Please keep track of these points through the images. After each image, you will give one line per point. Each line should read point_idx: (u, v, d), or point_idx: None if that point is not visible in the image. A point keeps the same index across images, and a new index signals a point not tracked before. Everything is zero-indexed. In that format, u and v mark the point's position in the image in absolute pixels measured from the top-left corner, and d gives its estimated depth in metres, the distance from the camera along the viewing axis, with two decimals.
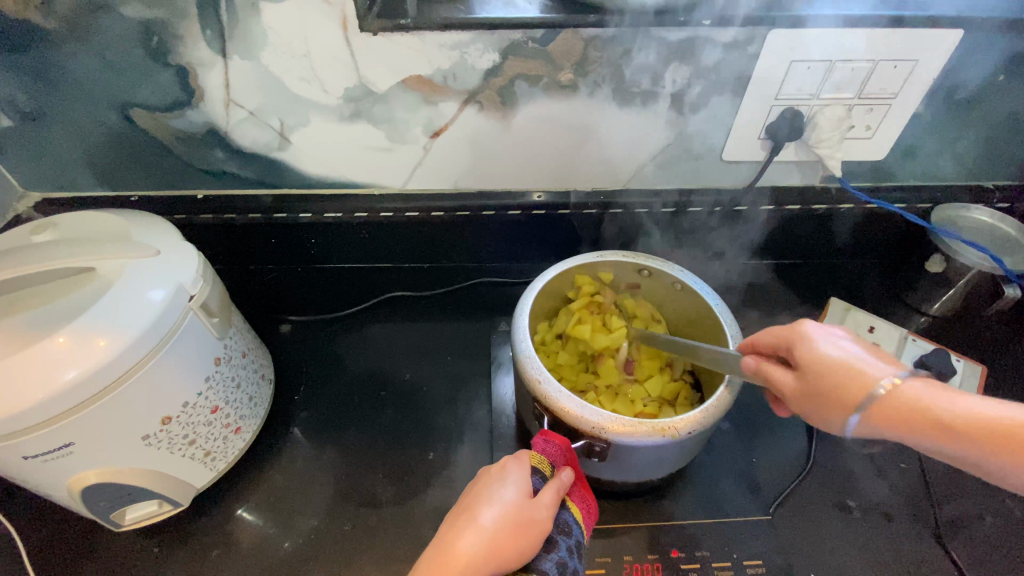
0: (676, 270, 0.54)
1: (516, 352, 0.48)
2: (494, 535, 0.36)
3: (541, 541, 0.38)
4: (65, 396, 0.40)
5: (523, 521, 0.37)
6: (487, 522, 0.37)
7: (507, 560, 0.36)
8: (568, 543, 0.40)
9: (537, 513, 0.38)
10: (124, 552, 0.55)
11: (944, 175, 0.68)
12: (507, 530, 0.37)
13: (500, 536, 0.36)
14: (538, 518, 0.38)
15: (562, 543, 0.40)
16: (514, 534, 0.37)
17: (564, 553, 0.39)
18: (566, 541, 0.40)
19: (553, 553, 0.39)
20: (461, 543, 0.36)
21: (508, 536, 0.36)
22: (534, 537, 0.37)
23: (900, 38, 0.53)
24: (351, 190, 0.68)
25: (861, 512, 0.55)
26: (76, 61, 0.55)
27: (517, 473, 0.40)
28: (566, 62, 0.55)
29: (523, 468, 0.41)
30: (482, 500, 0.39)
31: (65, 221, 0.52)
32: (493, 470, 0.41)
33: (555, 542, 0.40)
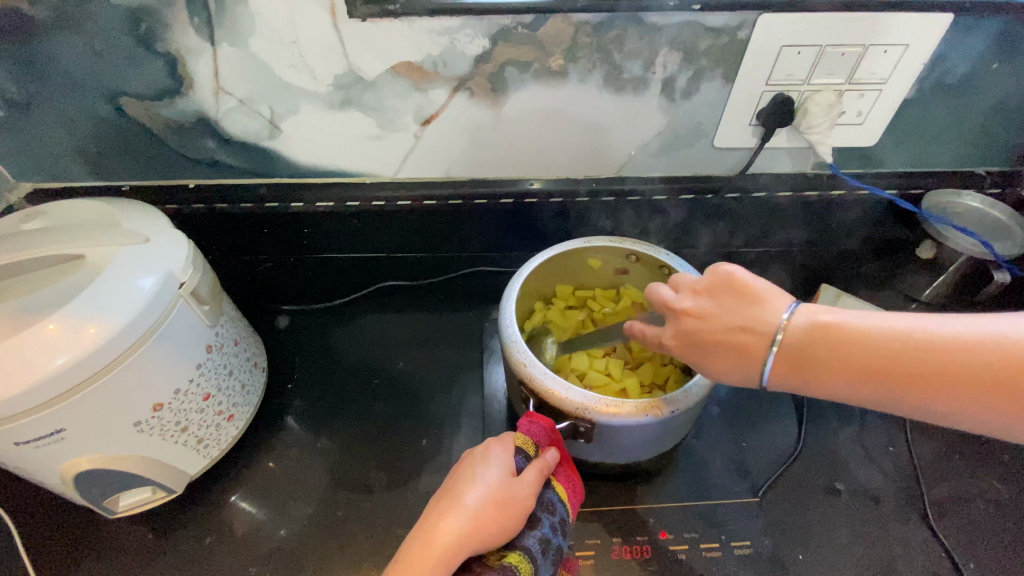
0: (662, 254, 0.53)
1: (503, 338, 0.49)
2: (476, 515, 0.37)
3: (523, 519, 0.39)
4: (55, 381, 0.40)
5: (505, 501, 0.38)
6: (469, 501, 0.38)
7: (488, 537, 0.37)
8: (552, 521, 0.41)
9: (519, 493, 0.39)
10: (119, 539, 0.56)
11: (935, 161, 0.68)
12: (489, 509, 0.37)
13: (482, 514, 0.37)
14: (520, 496, 0.39)
15: (547, 520, 0.41)
16: (496, 513, 0.37)
17: (547, 530, 0.40)
18: (550, 518, 0.41)
19: (536, 530, 0.40)
20: (443, 524, 0.37)
21: (490, 515, 0.37)
22: (516, 515, 0.38)
23: (890, 23, 0.53)
24: (343, 178, 0.68)
25: (849, 494, 0.56)
26: (63, 49, 0.54)
27: (500, 454, 0.41)
28: (556, 48, 0.55)
29: (506, 449, 0.41)
30: (465, 480, 0.39)
31: (55, 209, 0.52)
32: (477, 451, 0.41)
33: (539, 520, 0.41)
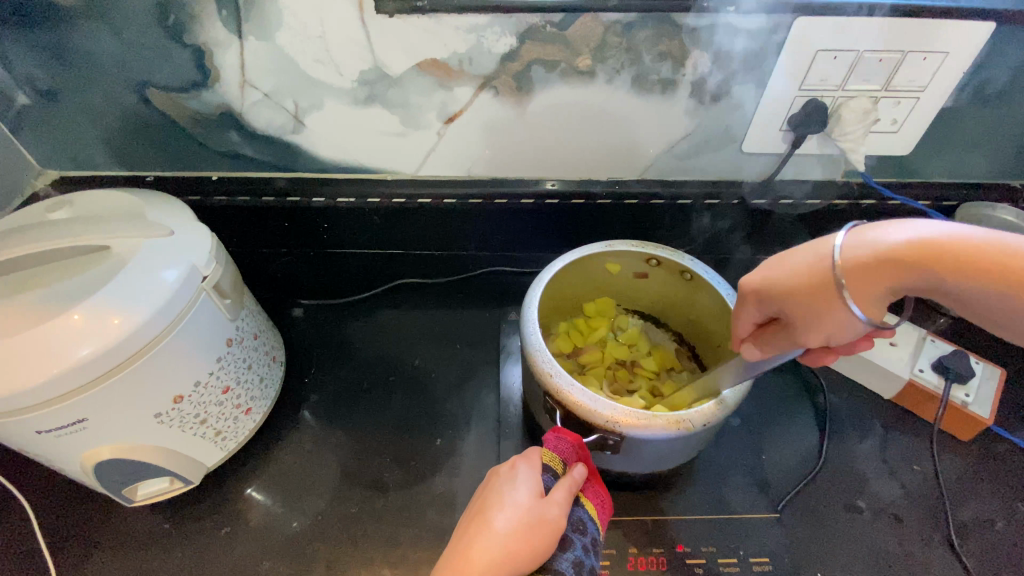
0: (685, 260, 0.52)
1: (525, 346, 0.47)
2: (506, 539, 0.35)
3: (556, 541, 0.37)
4: (78, 372, 0.40)
5: (535, 521, 0.37)
6: (501, 525, 0.36)
7: (522, 563, 0.35)
8: (583, 541, 0.40)
9: (549, 513, 0.37)
10: (136, 526, 0.56)
11: (972, 173, 0.66)
12: (519, 532, 0.36)
13: (516, 538, 0.36)
14: (551, 517, 0.37)
15: (578, 541, 0.39)
16: (526, 535, 0.36)
17: (579, 551, 0.39)
18: (580, 538, 0.39)
19: (569, 553, 0.38)
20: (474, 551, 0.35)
21: (521, 538, 0.36)
22: (548, 537, 0.36)
23: (932, 29, 0.52)
24: (364, 174, 0.68)
25: (871, 513, 0.54)
26: (92, 38, 0.55)
27: (528, 472, 0.39)
28: (584, 47, 0.54)
29: (531, 466, 0.40)
30: (494, 502, 0.38)
31: (82, 200, 0.52)
32: (503, 470, 0.40)
33: (571, 541, 0.39)
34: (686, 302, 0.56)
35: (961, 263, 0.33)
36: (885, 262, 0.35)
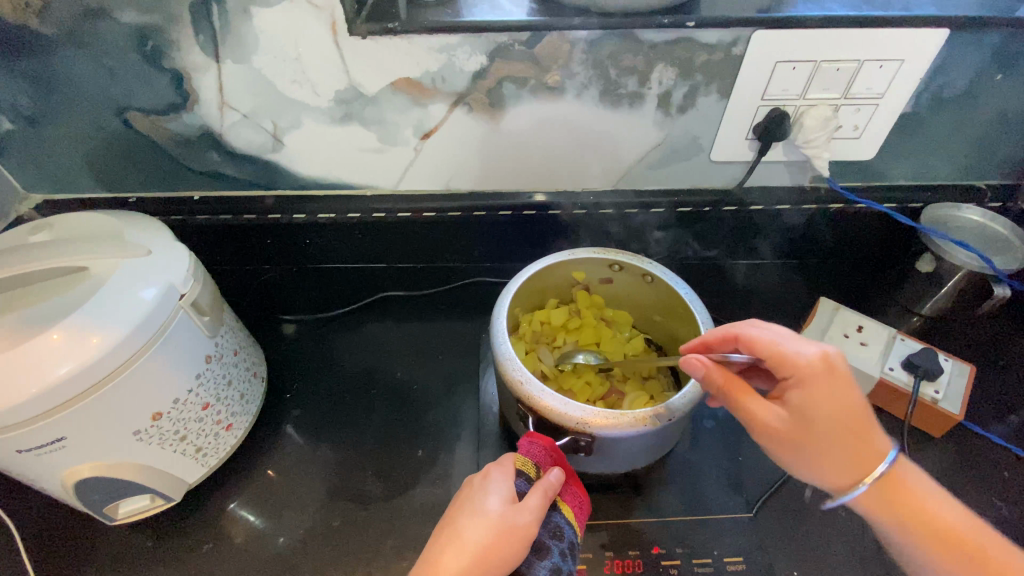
0: (647, 263, 0.54)
1: (496, 355, 0.48)
2: (474, 551, 0.37)
3: (527, 546, 0.38)
4: (57, 391, 0.41)
5: (505, 532, 0.38)
6: (471, 535, 0.37)
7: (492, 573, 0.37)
8: (560, 547, 0.41)
9: (521, 521, 0.38)
10: (119, 546, 0.56)
11: (935, 176, 0.68)
12: (489, 543, 0.37)
13: (485, 546, 0.37)
14: (522, 525, 0.38)
15: (554, 547, 0.40)
16: (495, 545, 0.37)
17: (554, 558, 0.40)
18: (557, 544, 0.40)
19: (546, 560, 0.40)
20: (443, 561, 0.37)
21: (490, 549, 0.37)
22: (518, 547, 0.37)
23: (884, 39, 0.54)
24: (344, 190, 0.69)
25: (845, 511, 0.55)
26: (73, 65, 0.56)
27: (500, 480, 0.40)
28: (552, 64, 0.56)
29: (505, 474, 0.41)
30: (465, 511, 0.39)
31: (61, 222, 0.53)
32: (477, 479, 0.41)
33: (547, 547, 0.40)
34: (653, 306, 0.58)
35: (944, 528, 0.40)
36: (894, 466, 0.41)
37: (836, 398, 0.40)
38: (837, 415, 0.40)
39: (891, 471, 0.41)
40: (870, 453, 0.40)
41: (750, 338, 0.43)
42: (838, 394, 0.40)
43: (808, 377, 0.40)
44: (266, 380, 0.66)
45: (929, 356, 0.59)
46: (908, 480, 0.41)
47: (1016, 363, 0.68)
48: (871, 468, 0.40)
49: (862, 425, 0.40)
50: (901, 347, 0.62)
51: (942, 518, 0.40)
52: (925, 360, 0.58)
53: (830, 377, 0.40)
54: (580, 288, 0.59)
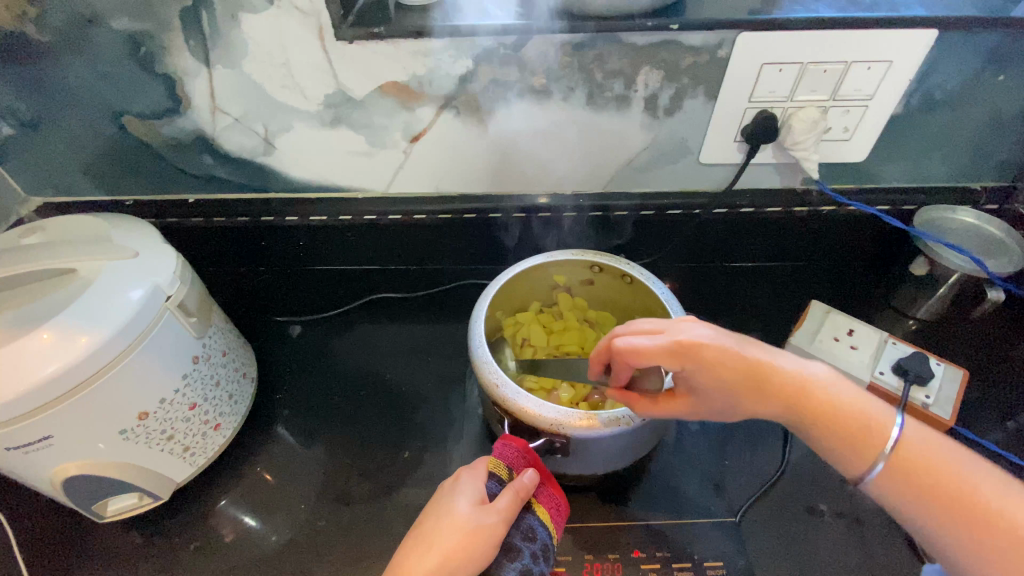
0: (625, 265, 0.54)
1: (474, 359, 0.49)
2: (441, 553, 0.37)
3: (495, 547, 0.39)
4: (41, 390, 0.41)
5: (474, 534, 0.38)
6: (438, 537, 0.38)
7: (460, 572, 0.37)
8: (532, 549, 0.41)
9: (487, 522, 0.39)
10: (111, 543, 0.57)
11: (928, 177, 0.67)
12: (457, 545, 0.38)
13: (450, 548, 0.38)
14: (491, 525, 0.39)
15: (526, 549, 0.41)
16: (461, 546, 0.38)
17: (526, 559, 0.40)
18: (529, 546, 0.41)
19: (517, 561, 0.40)
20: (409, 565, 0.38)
21: (458, 551, 0.38)
22: (487, 547, 0.38)
23: (872, 40, 0.53)
24: (335, 193, 0.70)
25: (832, 516, 0.55)
26: (67, 70, 0.57)
27: (470, 482, 0.41)
28: (538, 67, 0.56)
29: (476, 477, 0.41)
30: (436, 515, 0.40)
31: (54, 224, 0.54)
32: (447, 483, 0.42)
33: (520, 550, 0.41)
34: (632, 309, 0.58)
35: (964, 503, 0.36)
36: (855, 420, 0.39)
37: (727, 372, 0.41)
38: (737, 382, 0.41)
39: (846, 416, 0.40)
40: (776, 396, 0.40)
41: (621, 355, 0.42)
42: (727, 365, 0.41)
43: (700, 360, 0.41)
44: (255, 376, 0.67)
45: (920, 360, 0.58)
46: (896, 441, 0.38)
47: (1011, 370, 0.67)
48: (803, 414, 0.40)
49: (754, 374, 0.41)
50: (892, 350, 0.62)
51: (961, 481, 0.37)
52: (915, 364, 0.58)
53: (710, 355, 0.41)
54: (562, 291, 0.59)
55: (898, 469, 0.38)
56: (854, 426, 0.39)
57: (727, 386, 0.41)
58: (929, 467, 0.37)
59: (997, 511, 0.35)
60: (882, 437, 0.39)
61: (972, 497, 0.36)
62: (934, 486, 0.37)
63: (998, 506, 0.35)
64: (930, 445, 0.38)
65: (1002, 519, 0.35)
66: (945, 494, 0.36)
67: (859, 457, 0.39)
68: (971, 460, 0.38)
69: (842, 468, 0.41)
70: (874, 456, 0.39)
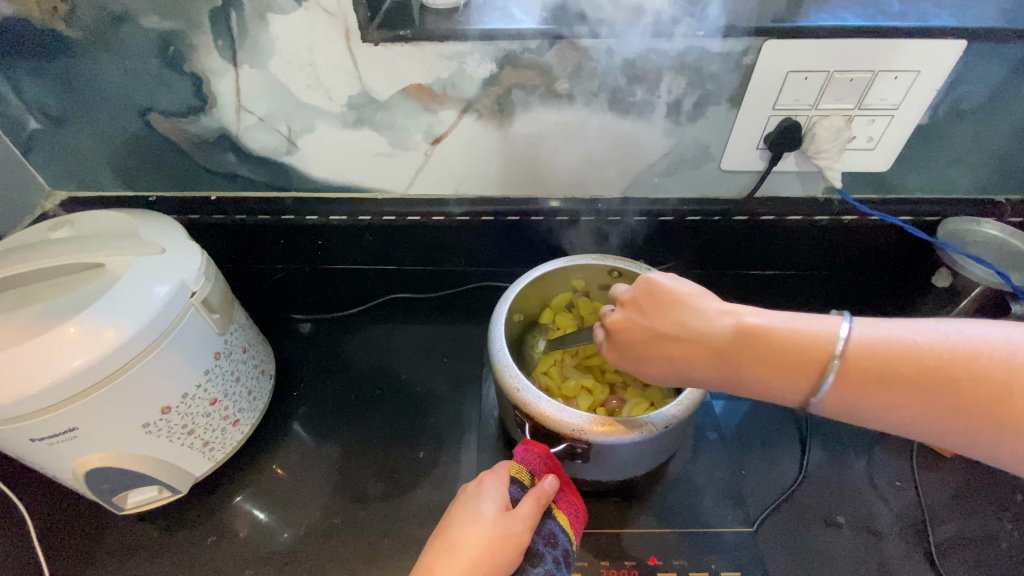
0: (646, 270, 0.54)
1: (494, 362, 0.49)
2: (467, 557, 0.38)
3: (521, 554, 0.39)
4: (68, 383, 0.42)
5: (499, 540, 0.39)
6: (464, 544, 0.38)
7: None
8: (554, 555, 0.41)
9: (513, 529, 0.39)
10: (128, 535, 0.58)
11: (952, 189, 0.66)
12: (483, 550, 0.38)
13: (477, 555, 0.38)
14: (517, 532, 0.39)
15: (548, 554, 0.41)
16: (488, 553, 0.38)
17: (548, 565, 0.41)
18: (551, 551, 0.41)
19: (539, 567, 0.40)
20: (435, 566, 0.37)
21: (485, 556, 0.38)
22: (512, 553, 0.38)
23: (900, 50, 0.53)
24: (354, 193, 0.70)
25: (850, 529, 0.55)
26: (98, 67, 0.58)
27: (494, 488, 0.41)
28: (562, 72, 0.56)
29: (499, 482, 0.42)
30: (460, 520, 0.40)
31: (82, 219, 0.55)
32: (470, 487, 0.42)
33: (541, 554, 0.41)
34: None
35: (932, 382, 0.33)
36: (781, 358, 0.38)
37: (630, 357, 0.45)
38: (645, 363, 0.44)
39: (760, 354, 0.38)
40: (707, 359, 0.41)
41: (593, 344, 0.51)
42: (628, 349, 0.45)
43: (609, 352, 0.46)
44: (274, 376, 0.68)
45: None
46: (828, 355, 0.36)
47: None
48: (729, 377, 0.40)
49: (674, 349, 0.42)
50: None
51: (913, 363, 0.34)
52: None
53: (615, 347, 0.46)
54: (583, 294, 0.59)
55: (812, 380, 0.37)
56: (789, 362, 0.38)
57: (636, 364, 0.45)
58: (895, 364, 0.34)
59: (982, 376, 0.32)
60: (820, 349, 0.37)
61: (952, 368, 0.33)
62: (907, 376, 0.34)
63: (989, 373, 0.32)
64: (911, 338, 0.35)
65: (987, 379, 0.32)
66: (928, 375, 0.33)
67: (801, 386, 0.38)
68: (962, 338, 0.33)
69: (819, 408, 0.38)
70: (795, 381, 0.38)
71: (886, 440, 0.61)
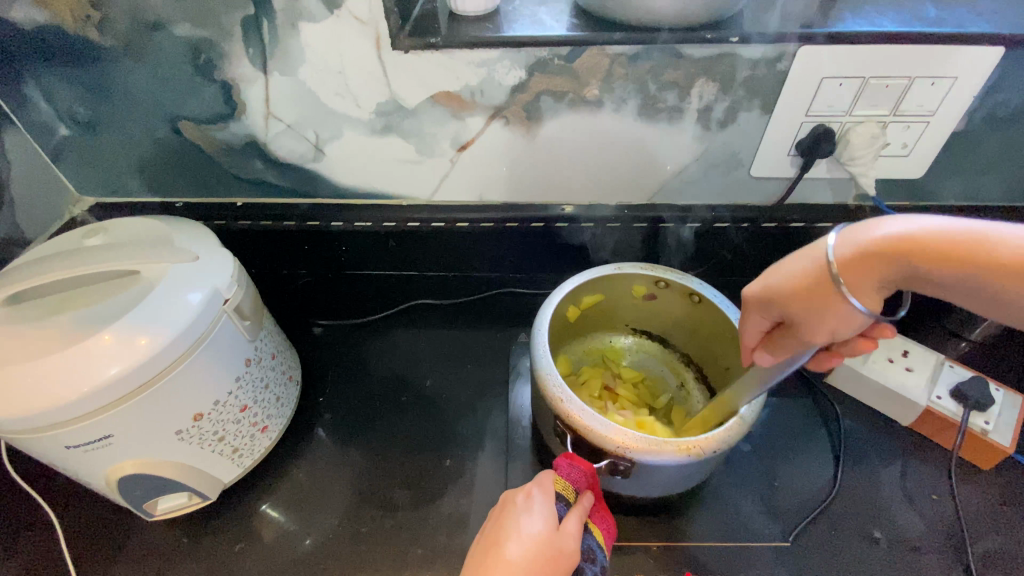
0: (692, 283, 0.54)
1: (535, 369, 0.50)
2: (519, 569, 0.37)
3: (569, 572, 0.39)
4: (105, 390, 0.42)
5: (549, 554, 0.38)
6: (514, 557, 0.37)
7: None
8: (593, 570, 0.42)
9: (566, 546, 0.39)
10: (158, 540, 0.58)
11: (987, 197, 0.65)
12: (536, 565, 0.37)
13: (528, 569, 0.37)
14: (567, 550, 0.39)
15: (590, 570, 0.41)
16: (541, 568, 0.37)
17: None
18: (591, 567, 0.41)
19: None
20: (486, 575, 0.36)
21: (537, 570, 0.37)
22: (562, 570, 0.38)
23: (938, 56, 0.52)
24: (380, 199, 0.70)
25: (888, 544, 0.54)
26: (129, 75, 0.58)
27: (543, 502, 0.41)
28: (591, 78, 0.56)
29: (549, 495, 0.41)
30: (507, 532, 0.39)
31: (114, 227, 0.56)
32: (519, 499, 0.41)
33: (583, 570, 0.41)
34: (692, 324, 0.58)
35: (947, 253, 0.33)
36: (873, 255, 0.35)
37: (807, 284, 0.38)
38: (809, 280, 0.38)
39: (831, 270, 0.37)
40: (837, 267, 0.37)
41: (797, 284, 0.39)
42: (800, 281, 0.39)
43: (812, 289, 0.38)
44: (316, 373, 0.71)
45: (980, 385, 0.56)
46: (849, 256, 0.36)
47: None
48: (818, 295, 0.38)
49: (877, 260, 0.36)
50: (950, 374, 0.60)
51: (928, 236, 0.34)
52: (976, 390, 0.56)
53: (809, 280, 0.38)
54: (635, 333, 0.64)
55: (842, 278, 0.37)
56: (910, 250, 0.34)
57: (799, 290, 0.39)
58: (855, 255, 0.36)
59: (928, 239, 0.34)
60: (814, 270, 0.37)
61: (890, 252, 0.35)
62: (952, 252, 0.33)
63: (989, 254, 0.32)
64: (893, 231, 0.35)
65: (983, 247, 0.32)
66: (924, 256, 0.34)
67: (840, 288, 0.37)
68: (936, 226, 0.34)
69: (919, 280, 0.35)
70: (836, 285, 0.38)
71: (921, 452, 0.60)
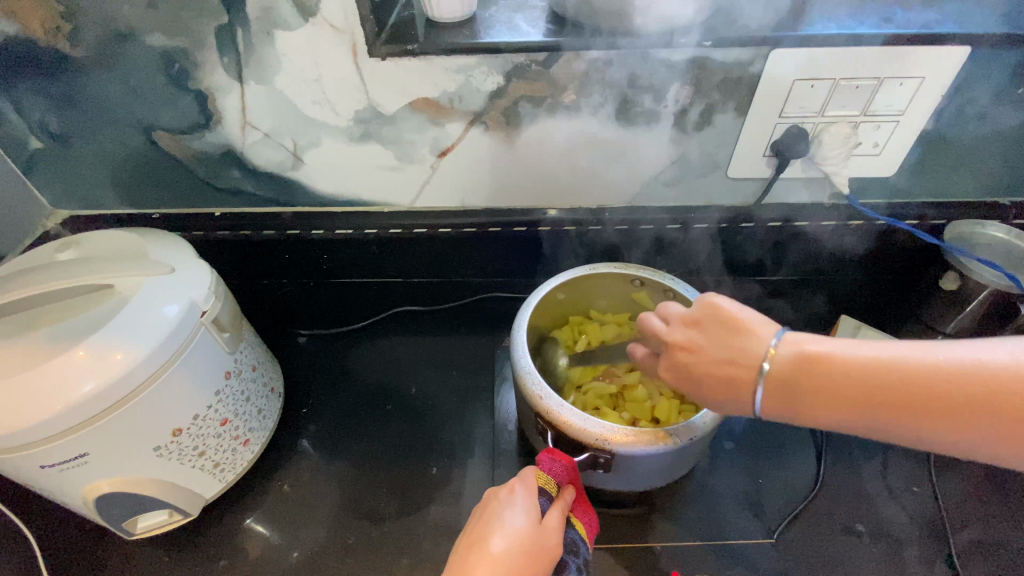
0: (668, 279, 0.55)
1: (517, 369, 0.50)
2: (507, 565, 0.37)
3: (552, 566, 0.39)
4: (80, 408, 0.41)
5: (535, 550, 0.39)
6: (500, 551, 0.37)
7: None
8: (576, 563, 0.42)
9: (548, 541, 0.39)
10: (138, 559, 0.57)
11: (958, 192, 0.67)
12: (524, 559, 0.38)
13: (516, 564, 0.37)
14: (550, 545, 0.39)
15: (572, 564, 0.42)
16: (528, 563, 0.38)
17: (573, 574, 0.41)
18: (574, 560, 0.42)
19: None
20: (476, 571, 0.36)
21: (523, 566, 0.37)
22: (546, 563, 0.38)
23: (906, 57, 0.53)
24: (361, 207, 0.70)
25: (871, 537, 0.55)
26: (101, 86, 0.58)
27: (527, 497, 0.41)
28: (569, 83, 0.56)
29: (532, 491, 0.41)
30: (492, 527, 0.39)
31: (87, 240, 0.55)
32: (503, 495, 0.41)
33: (565, 563, 0.42)
34: None
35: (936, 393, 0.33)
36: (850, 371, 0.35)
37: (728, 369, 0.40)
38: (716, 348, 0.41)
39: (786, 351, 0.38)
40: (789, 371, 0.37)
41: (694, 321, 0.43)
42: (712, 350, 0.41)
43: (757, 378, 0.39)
44: (301, 384, 0.70)
45: None
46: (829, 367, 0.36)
47: None
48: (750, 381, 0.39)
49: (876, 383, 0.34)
50: None
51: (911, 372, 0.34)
52: None
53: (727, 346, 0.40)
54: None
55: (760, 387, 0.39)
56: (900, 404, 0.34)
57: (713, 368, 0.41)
58: (866, 378, 0.35)
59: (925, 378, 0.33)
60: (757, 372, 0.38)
61: (881, 391, 0.34)
62: (982, 405, 0.32)
63: (960, 391, 0.32)
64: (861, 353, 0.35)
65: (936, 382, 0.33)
66: (870, 392, 0.34)
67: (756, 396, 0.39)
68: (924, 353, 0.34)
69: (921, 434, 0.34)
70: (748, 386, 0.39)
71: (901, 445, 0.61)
